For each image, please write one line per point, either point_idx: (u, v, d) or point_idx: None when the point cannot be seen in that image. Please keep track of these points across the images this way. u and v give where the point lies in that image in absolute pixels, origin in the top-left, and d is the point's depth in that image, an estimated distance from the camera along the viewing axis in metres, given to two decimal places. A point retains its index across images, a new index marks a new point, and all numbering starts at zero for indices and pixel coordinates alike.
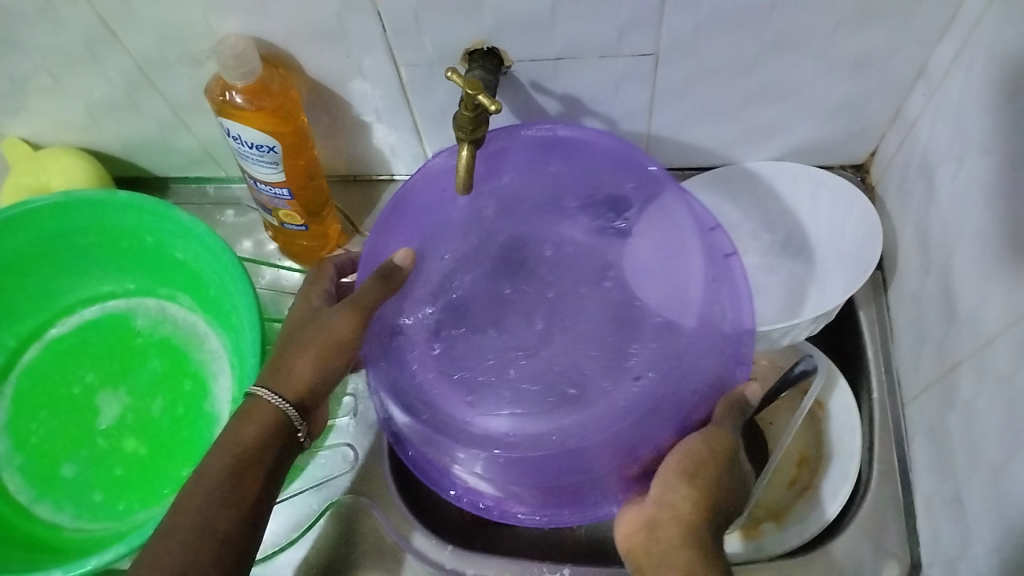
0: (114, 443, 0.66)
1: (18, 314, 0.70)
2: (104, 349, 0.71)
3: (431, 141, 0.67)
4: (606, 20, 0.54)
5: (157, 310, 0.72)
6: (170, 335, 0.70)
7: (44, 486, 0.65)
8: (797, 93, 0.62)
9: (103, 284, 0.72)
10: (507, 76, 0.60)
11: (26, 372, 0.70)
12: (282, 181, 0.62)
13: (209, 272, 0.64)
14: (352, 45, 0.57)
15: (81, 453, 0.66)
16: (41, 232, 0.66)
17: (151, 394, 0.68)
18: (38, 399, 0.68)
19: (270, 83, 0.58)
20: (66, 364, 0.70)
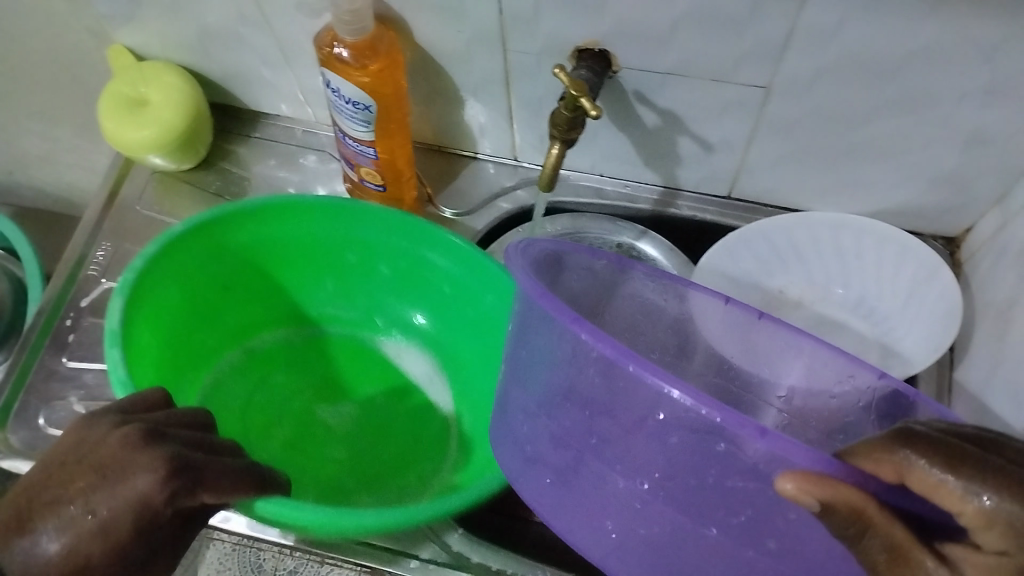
0: (316, 437, 0.66)
1: (464, 365, 0.70)
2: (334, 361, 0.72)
3: (523, 128, 0.67)
4: (726, 45, 0.53)
5: (424, 386, 0.71)
6: (423, 434, 0.67)
7: (218, 395, 0.67)
8: (905, 154, 0.60)
9: (451, 366, 0.71)
10: (613, 81, 0.59)
11: (361, 352, 0.73)
12: (371, 141, 0.63)
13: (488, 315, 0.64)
14: (466, 22, 0.56)
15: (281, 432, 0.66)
16: (465, 283, 0.66)
17: (358, 443, 0.66)
18: (246, 331, 0.71)
19: (378, 43, 0.58)
20: (291, 343, 0.72)
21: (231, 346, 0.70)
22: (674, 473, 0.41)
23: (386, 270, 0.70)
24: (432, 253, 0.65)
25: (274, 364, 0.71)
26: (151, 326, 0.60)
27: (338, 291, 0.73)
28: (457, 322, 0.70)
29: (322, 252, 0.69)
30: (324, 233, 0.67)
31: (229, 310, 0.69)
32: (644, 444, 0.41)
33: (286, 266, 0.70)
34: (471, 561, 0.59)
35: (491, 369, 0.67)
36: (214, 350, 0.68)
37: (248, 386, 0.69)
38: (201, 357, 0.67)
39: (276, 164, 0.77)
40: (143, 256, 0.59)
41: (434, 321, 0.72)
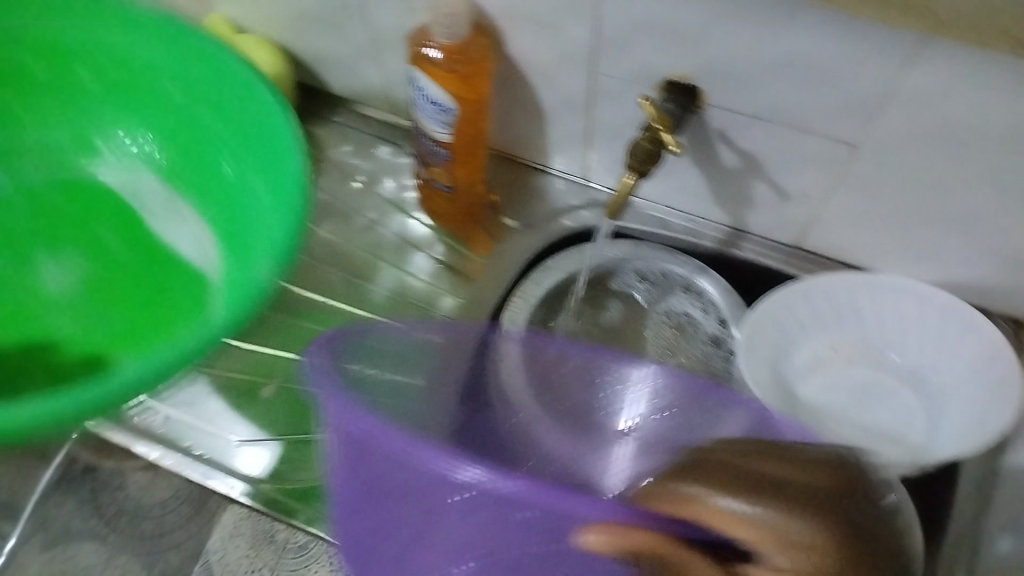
0: (50, 300, 0.59)
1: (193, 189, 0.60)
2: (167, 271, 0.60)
3: (599, 151, 0.67)
4: (819, 95, 0.52)
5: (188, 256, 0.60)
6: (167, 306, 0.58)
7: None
8: (987, 231, 0.58)
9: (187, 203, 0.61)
10: (698, 117, 0.58)
11: (130, 238, 0.62)
12: (448, 142, 0.63)
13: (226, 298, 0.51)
14: (560, 38, 0.57)
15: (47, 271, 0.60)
16: (249, 129, 0.55)
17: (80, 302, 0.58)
18: (71, 238, 0.62)
19: (471, 50, 0.58)
20: (134, 271, 0.60)
21: (80, 254, 0.61)
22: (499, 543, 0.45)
23: (181, 139, 0.60)
24: (234, 82, 0.55)
25: (88, 293, 0.59)
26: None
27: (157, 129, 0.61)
28: (239, 213, 0.57)
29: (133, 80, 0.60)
30: (184, 84, 0.58)
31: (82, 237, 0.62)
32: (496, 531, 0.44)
33: (143, 105, 0.61)
34: None
35: (253, 203, 0.55)
36: (27, 252, 0.60)
37: (59, 313, 0.58)
38: (37, 304, 0.58)
39: (352, 151, 0.78)
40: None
41: (237, 167, 0.57)
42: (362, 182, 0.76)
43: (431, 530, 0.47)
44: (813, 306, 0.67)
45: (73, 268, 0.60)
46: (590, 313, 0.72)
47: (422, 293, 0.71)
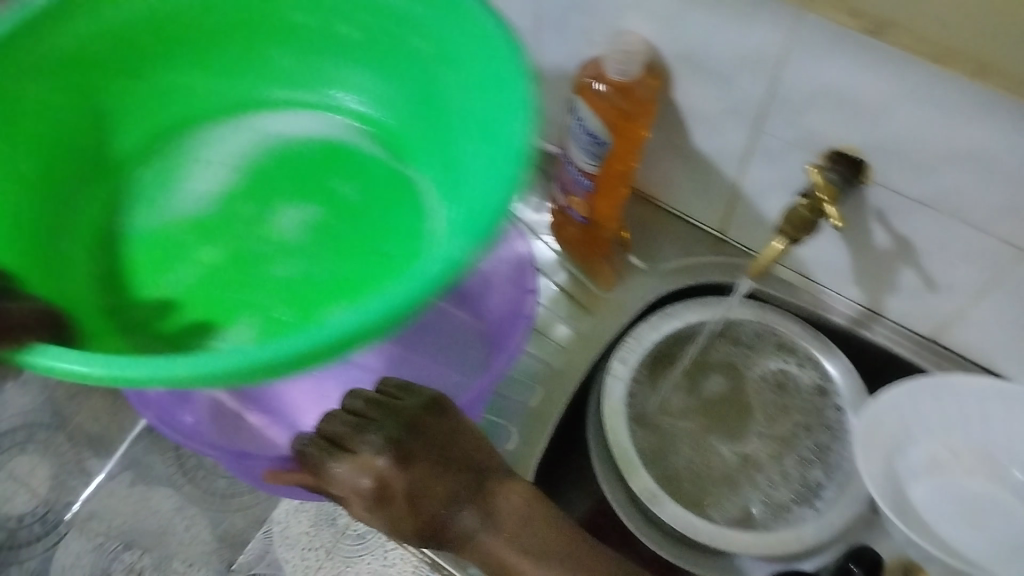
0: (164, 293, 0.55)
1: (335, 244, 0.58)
2: (346, 251, 0.57)
3: (742, 207, 0.66)
4: (996, 193, 0.50)
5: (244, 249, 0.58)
6: (230, 283, 0.56)
7: (106, 241, 0.57)
8: None
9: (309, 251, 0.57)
10: (857, 192, 0.56)
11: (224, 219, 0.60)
12: (594, 175, 0.64)
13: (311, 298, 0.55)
14: (729, 91, 0.56)
15: (162, 270, 0.57)
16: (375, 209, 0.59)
17: (217, 301, 0.55)
18: (257, 173, 0.62)
19: (638, 89, 0.58)
20: (356, 225, 0.59)
21: (269, 278, 0.56)
22: None
23: (425, 121, 0.61)
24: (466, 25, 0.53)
25: (278, 255, 0.57)
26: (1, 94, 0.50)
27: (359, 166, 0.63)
28: (338, 237, 0.58)
29: (389, 31, 0.59)
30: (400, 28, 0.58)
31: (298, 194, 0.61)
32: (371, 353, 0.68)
33: (440, 126, 0.59)
34: None
35: (348, 292, 0.55)
36: (183, 252, 0.58)
37: (210, 249, 0.58)
38: (247, 242, 0.58)
39: None
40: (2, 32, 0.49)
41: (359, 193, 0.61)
42: None
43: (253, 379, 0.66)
44: (939, 413, 0.64)
45: (298, 267, 0.57)
46: (687, 384, 0.73)
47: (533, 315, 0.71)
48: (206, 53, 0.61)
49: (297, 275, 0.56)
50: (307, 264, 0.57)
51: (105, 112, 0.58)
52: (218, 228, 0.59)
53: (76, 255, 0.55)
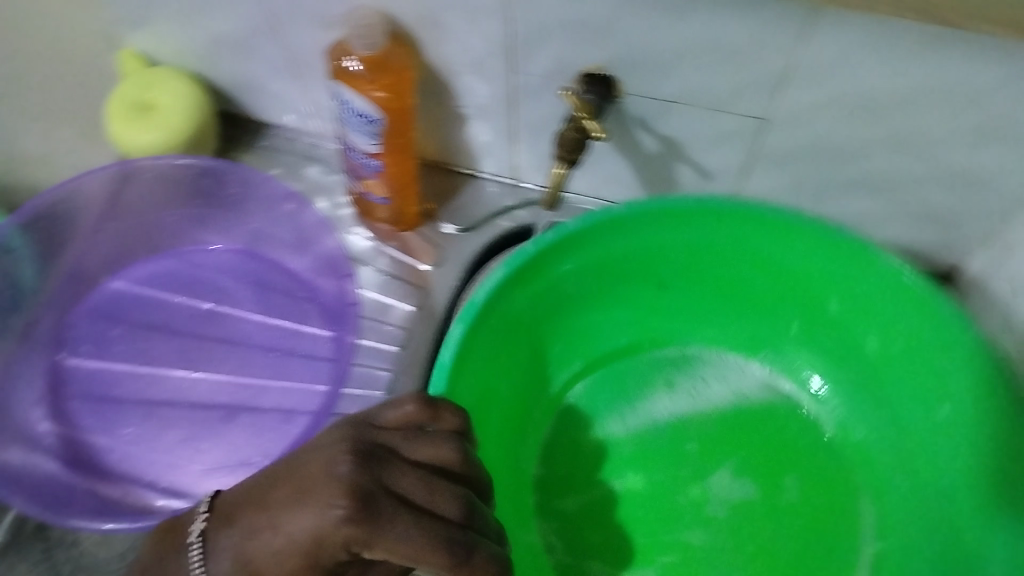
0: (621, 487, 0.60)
1: (667, 519, 0.59)
2: (747, 430, 0.62)
3: (525, 149, 0.69)
4: (728, 75, 0.55)
5: (749, 504, 0.59)
6: (664, 506, 0.59)
7: (553, 408, 0.64)
8: (896, 191, 0.61)
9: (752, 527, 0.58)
10: (616, 106, 0.60)
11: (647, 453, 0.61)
12: (376, 154, 0.64)
13: (652, 515, 0.59)
14: (476, 42, 0.58)
15: (628, 464, 0.61)
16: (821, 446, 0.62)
17: (672, 489, 0.60)
18: (634, 309, 0.67)
19: (390, 59, 0.59)
20: (675, 318, 0.67)
21: (588, 372, 0.66)
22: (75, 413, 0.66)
23: (854, 334, 0.61)
24: (943, 329, 0.54)
25: (781, 506, 0.59)
26: (489, 317, 0.58)
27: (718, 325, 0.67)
28: (764, 531, 0.58)
29: (711, 257, 0.63)
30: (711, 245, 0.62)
31: (620, 298, 0.66)
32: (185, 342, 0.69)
33: (660, 300, 0.67)
34: None
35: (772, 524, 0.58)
36: (564, 356, 0.66)
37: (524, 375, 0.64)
38: (594, 354, 0.67)
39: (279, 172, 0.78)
40: (529, 251, 0.58)
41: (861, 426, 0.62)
42: None
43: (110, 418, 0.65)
44: None
45: (660, 416, 0.63)
46: None
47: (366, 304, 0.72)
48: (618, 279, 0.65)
49: (705, 544, 0.58)
50: (714, 536, 0.58)
51: (536, 321, 0.63)
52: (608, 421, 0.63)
53: (540, 431, 0.63)
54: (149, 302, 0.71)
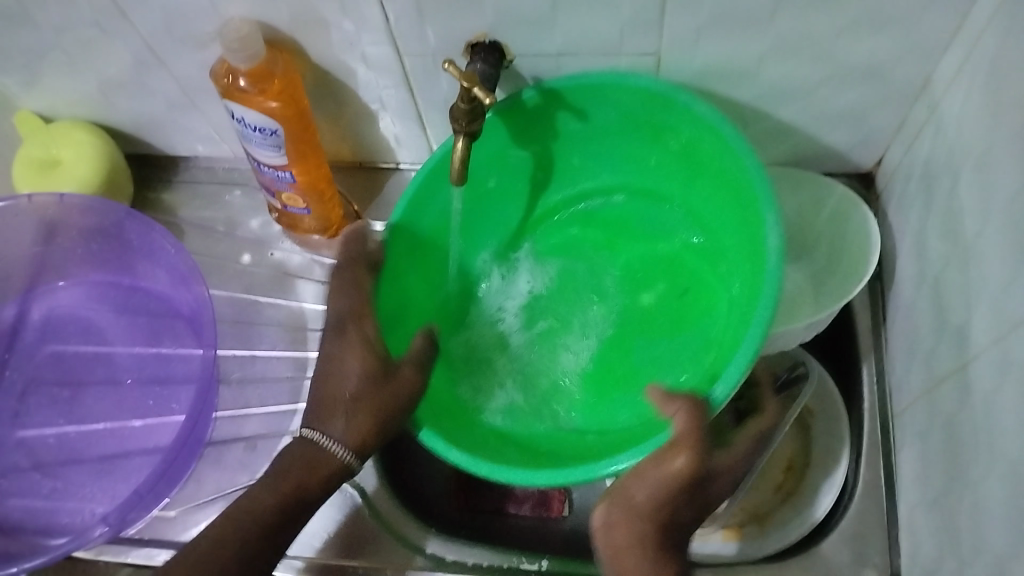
0: (610, 255, 0.71)
1: (578, 289, 0.70)
2: (665, 342, 0.66)
3: (436, 130, 0.68)
4: (607, 18, 0.54)
5: (609, 337, 0.68)
6: (606, 272, 0.71)
7: (647, 172, 0.68)
8: (801, 99, 0.62)
9: (604, 354, 0.67)
10: (509, 69, 0.60)
11: (623, 276, 0.70)
12: (285, 164, 0.64)
13: (589, 264, 0.71)
14: (357, 34, 0.58)
15: (617, 236, 0.71)
16: (674, 311, 0.67)
17: (631, 288, 0.69)
18: (714, 182, 0.62)
19: (273, 67, 0.59)
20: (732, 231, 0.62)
21: (662, 280, 0.69)
22: (32, 484, 0.66)
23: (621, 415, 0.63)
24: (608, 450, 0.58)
25: (597, 365, 0.67)
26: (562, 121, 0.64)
27: (733, 254, 0.62)
28: (589, 358, 0.67)
29: (729, 199, 0.61)
30: (692, 133, 0.60)
31: (709, 191, 0.64)
32: (106, 404, 0.70)
33: (708, 181, 0.63)
34: (447, 559, 0.61)
35: (610, 357, 0.67)
36: (698, 166, 0.63)
37: (638, 160, 0.68)
38: (677, 249, 0.69)
39: (202, 204, 0.78)
40: (560, 86, 0.59)
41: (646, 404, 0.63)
42: (222, 229, 0.77)
43: (66, 483, 0.66)
44: None
45: (641, 256, 0.70)
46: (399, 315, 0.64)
47: (310, 316, 0.72)
48: (705, 164, 0.62)
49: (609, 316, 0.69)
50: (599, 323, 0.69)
51: (627, 125, 0.64)
52: (656, 276, 0.69)
53: (633, 198, 0.70)
54: (81, 358, 0.72)
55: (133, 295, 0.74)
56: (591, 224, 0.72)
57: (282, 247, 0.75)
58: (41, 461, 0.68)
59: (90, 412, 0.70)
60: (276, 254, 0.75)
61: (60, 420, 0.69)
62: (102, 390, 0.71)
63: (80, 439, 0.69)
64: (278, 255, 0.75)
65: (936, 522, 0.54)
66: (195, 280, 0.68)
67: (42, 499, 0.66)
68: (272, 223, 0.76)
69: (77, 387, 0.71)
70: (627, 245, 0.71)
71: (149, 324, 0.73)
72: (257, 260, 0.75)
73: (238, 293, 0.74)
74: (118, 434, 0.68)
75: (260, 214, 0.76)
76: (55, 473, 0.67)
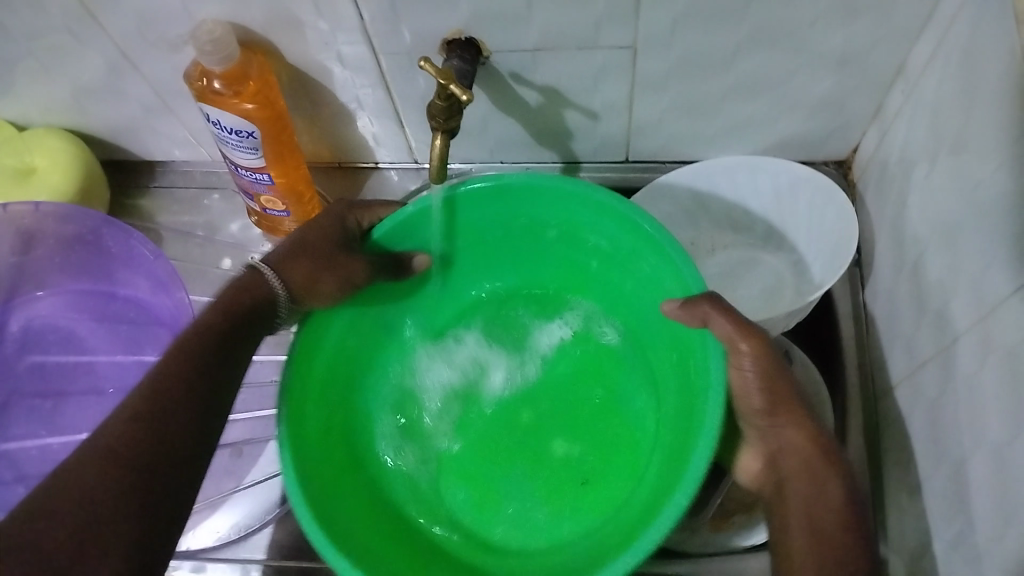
0: (536, 375, 0.70)
1: (488, 376, 0.70)
2: (546, 490, 0.65)
3: (414, 128, 0.68)
4: (583, 12, 0.54)
5: (495, 438, 0.67)
6: (518, 378, 0.70)
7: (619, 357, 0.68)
8: (777, 89, 0.62)
9: (485, 448, 0.67)
10: (487, 65, 0.60)
11: (526, 403, 0.69)
12: (263, 167, 0.63)
13: (506, 351, 0.71)
14: (332, 33, 0.57)
15: (566, 364, 0.70)
16: (569, 468, 0.66)
17: (536, 408, 0.69)
18: (672, 367, 0.61)
19: (249, 68, 0.58)
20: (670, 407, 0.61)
21: (571, 437, 0.67)
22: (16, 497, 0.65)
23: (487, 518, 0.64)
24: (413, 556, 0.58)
25: (469, 465, 0.66)
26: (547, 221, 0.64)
27: (664, 425, 0.61)
28: (467, 449, 0.67)
29: (677, 377, 0.60)
30: (648, 249, 0.60)
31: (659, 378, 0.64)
32: (89, 414, 0.69)
33: (667, 384, 0.63)
34: None
35: (480, 451, 0.67)
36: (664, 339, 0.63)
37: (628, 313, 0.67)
38: (604, 432, 0.67)
39: (180, 209, 0.77)
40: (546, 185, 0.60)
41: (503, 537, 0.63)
42: (202, 234, 0.76)
43: None
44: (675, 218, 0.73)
45: (573, 391, 0.69)
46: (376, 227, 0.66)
47: None
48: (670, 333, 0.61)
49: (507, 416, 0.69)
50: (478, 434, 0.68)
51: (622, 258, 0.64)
52: (570, 437, 0.67)
53: (600, 360, 0.70)
54: (63, 369, 0.71)
55: (113, 303, 0.73)
56: (556, 333, 0.72)
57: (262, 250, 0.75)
58: (25, 474, 0.67)
59: (72, 423, 0.69)
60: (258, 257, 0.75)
61: (43, 432, 0.69)
62: (85, 400, 0.70)
63: (64, 451, 0.68)
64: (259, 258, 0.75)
65: (919, 508, 0.54)
66: (174, 285, 0.67)
67: None
68: (252, 227, 0.76)
69: (58, 398, 0.70)
70: (565, 366, 0.70)
71: (131, 332, 0.72)
72: (237, 264, 0.75)
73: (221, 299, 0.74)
74: None
75: (240, 217, 0.76)
76: (38, 485, 0.66)
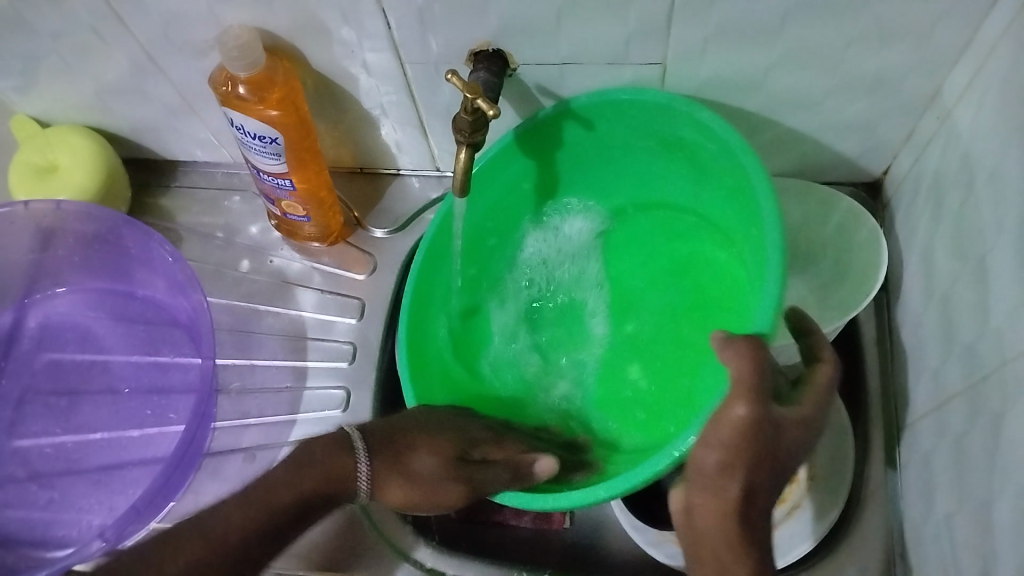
0: (652, 289, 0.70)
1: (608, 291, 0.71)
2: (632, 404, 0.66)
3: (438, 137, 0.68)
4: (613, 28, 0.54)
5: (602, 355, 0.69)
6: (635, 291, 0.70)
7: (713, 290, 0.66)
8: (808, 110, 0.61)
9: (590, 362, 0.69)
10: (513, 77, 0.59)
11: (638, 320, 0.70)
12: (285, 172, 0.63)
13: (631, 267, 0.71)
14: (359, 42, 0.57)
15: (681, 284, 0.69)
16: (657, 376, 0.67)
17: (643, 330, 0.69)
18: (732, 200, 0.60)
19: (274, 74, 0.58)
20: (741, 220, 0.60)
21: (663, 360, 0.68)
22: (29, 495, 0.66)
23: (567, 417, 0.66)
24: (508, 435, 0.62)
25: (575, 380, 0.68)
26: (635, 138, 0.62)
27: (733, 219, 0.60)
28: (577, 353, 0.69)
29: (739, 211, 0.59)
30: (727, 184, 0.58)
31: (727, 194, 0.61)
32: (103, 413, 0.69)
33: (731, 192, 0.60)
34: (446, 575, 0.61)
35: (588, 361, 0.69)
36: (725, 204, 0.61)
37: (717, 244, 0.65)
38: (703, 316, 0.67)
39: (201, 209, 0.77)
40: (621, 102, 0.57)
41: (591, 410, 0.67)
42: (221, 236, 0.76)
43: (62, 494, 0.66)
44: None
45: (669, 305, 0.69)
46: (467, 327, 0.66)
47: (309, 324, 0.71)
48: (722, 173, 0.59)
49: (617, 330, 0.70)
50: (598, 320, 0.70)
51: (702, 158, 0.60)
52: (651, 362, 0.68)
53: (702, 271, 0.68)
54: (79, 367, 0.71)
55: (130, 303, 0.73)
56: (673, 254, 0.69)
57: (281, 254, 0.75)
58: (38, 471, 0.67)
59: (87, 422, 0.69)
60: (276, 260, 0.74)
61: (57, 430, 0.69)
62: (100, 399, 0.70)
63: (77, 449, 0.68)
64: (277, 262, 0.74)
65: (941, 543, 0.53)
66: (191, 289, 0.67)
67: (39, 510, 0.65)
68: (272, 230, 0.75)
69: (73, 397, 0.70)
70: (681, 290, 0.69)
71: (148, 332, 0.72)
72: (256, 267, 0.74)
73: (238, 302, 0.73)
74: (114, 445, 0.68)
75: (260, 220, 0.76)
76: (52, 483, 0.66)
